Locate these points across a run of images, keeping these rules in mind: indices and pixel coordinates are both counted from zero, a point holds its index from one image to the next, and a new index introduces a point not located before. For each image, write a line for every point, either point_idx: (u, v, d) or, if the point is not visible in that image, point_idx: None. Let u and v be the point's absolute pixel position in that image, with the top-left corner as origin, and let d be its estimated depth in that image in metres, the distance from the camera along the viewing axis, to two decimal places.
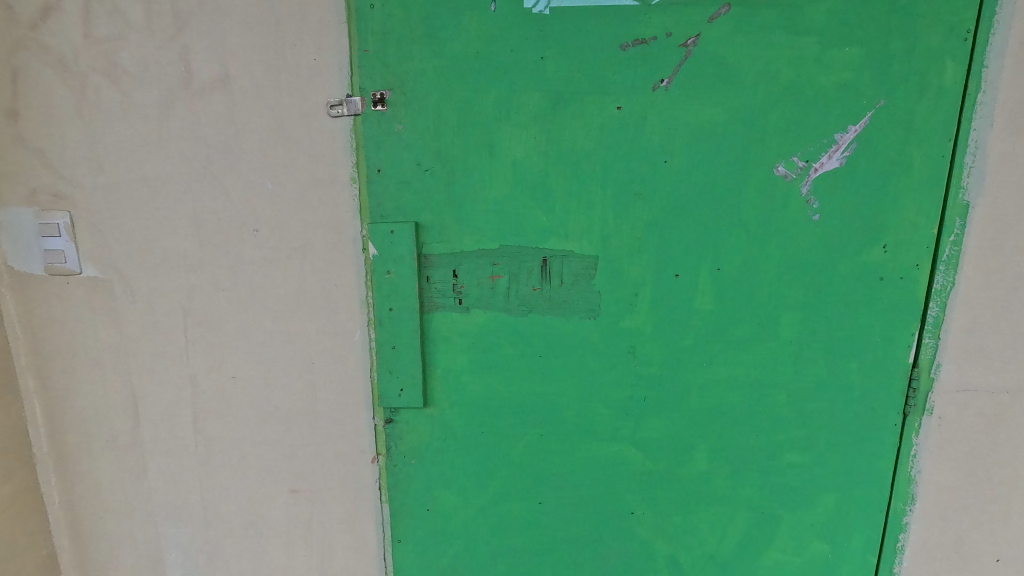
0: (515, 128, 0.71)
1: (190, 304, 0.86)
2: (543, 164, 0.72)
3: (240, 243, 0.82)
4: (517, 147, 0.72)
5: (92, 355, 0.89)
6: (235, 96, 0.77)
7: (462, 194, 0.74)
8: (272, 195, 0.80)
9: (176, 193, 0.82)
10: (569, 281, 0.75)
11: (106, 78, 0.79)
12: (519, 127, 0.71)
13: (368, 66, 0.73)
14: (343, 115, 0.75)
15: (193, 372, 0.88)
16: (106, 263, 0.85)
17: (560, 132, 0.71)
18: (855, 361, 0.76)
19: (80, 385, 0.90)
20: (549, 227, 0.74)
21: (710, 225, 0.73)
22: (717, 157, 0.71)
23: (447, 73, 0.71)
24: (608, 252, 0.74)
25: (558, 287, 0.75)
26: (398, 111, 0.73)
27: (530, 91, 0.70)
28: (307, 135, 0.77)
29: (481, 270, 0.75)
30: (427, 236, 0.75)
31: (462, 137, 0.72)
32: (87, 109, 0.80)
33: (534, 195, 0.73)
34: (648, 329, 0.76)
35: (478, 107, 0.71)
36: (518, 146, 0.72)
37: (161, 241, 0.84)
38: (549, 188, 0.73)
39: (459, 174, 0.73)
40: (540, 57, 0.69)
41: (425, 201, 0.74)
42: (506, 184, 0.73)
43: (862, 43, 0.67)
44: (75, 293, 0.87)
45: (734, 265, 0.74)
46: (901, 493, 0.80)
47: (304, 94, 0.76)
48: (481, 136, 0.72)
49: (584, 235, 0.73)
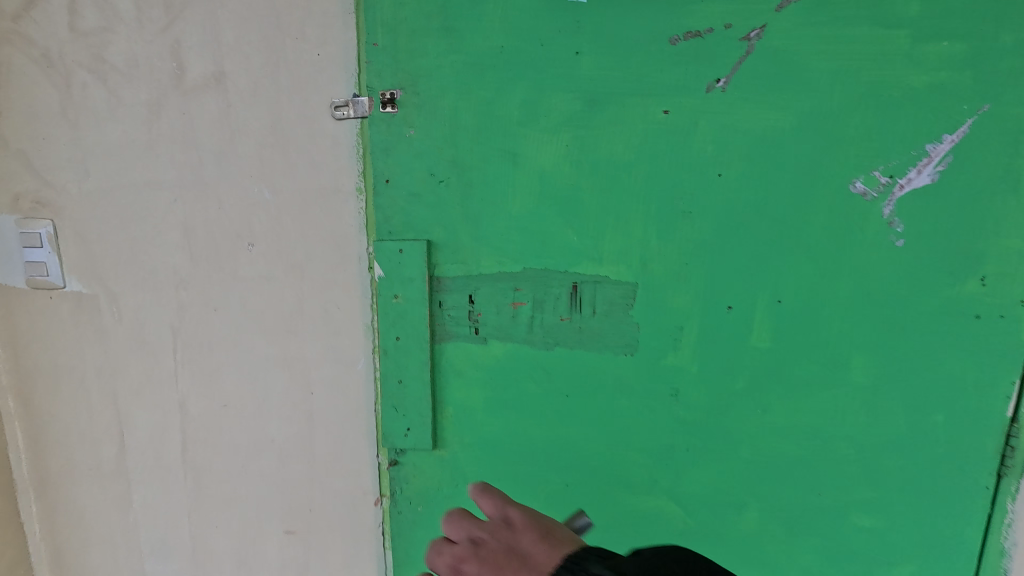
0: (544, 134, 0.61)
1: (179, 324, 0.78)
2: (575, 176, 0.62)
3: (233, 258, 0.74)
4: (545, 156, 0.62)
5: (75, 376, 0.82)
6: (232, 95, 0.69)
7: (481, 208, 0.64)
8: (269, 206, 0.71)
9: (166, 202, 0.74)
10: (603, 312, 0.65)
11: (93, 75, 0.71)
12: (548, 133, 0.61)
13: (378, 62, 0.64)
14: (348, 117, 0.67)
15: (182, 398, 0.80)
16: (90, 277, 0.78)
17: (596, 139, 0.61)
18: (937, 384, 0.64)
19: (62, 408, 0.83)
20: (580, 249, 0.63)
21: (771, 250, 0.62)
22: (782, 170, 0.60)
23: (467, 70, 0.61)
24: (649, 278, 0.63)
25: (590, 317, 0.65)
26: (409, 113, 0.64)
27: (563, 92, 0.60)
28: (309, 139, 0.69)
29: (501, 296, 0.66)
30: (439, 256, 0.66)
31: (482, 144, 0.62)
32: (72, 109, 0.73)
33: (564, 211, 0.63)
34: (692, 369, 0.65)
35: (502, 109, 0.61)
36: (547, 155, 0.62)
37: (150, 254, 0.76)
38: (582, 203, 0.62)
39: (478, 185, 0.63)
40: (576, 51, 0.60)
41: (438, 216, 0.65)
42: (532, 198, 0.63)
43: (963, 35, 0.56)
44: (58, 308, 0.80)
45: (798, 296, 0.63)
46: (992, 568, 0.68)
47: (306, 94, 0.68)
48: (504, 144, 0.62)
49: (621, 258, 0.63)
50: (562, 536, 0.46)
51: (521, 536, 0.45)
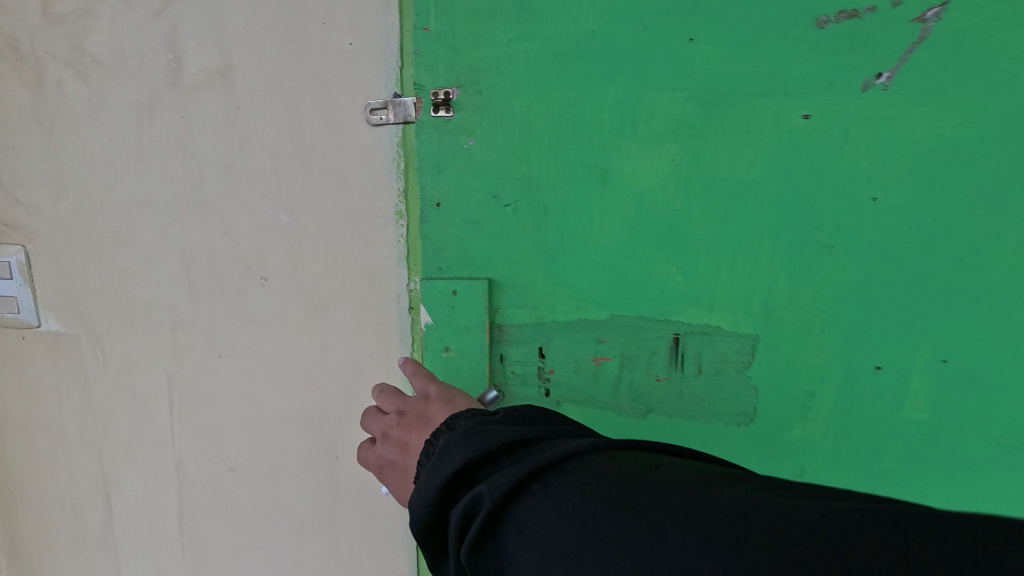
0: (642, 147, 0.48)
1: (175, 372, 0.64)
2: (683, 200, 0.48)
3: (242, 295, 0.61)
4: (643, 175, 0.48)
5: (53, 431, 0.68)
6: (242, 95, 0.56)
7: (558, 239, 0.50)
8: (287, 232, 0.58)
9: (160, 225, 0.60)
10: (712, 371, 0.51)
11: (70, 70, 0.58)
12: (650, 145, 0.47)
13: (429, 53, 0.50)
14: (387, 122, 0.54)
15: (179, 459, 0.67)
16: (70, 314, 0.64)
17: (712, 153, 0.47)
18: None
19: (37, 467, 0.70)
20: (686, 292, 0.50)
21: (940, 297, 0.47)
22: (962, 194, 0.45)
23: (543, 63, 0.47)
24: (772, 331, 0.50)
25: (694, 378, 0.52)
26: (467, 117, 0.50)
27: (670, 91, 0.46)
28: (338, 150, 0.56)
29: (581, 349, 0.52)
30: (503, 298, 0.52)
31: (562, 158, 0.49)
32: (46, 112, 0.59)
33: (666, 245, 0.49)
34: (823, 445, 0.52)
35: (589, 114, 0.48)
36: (647, 172, 0.48)
37: (141, 288, 0.62)
38: (690, 234, 0.49)
39: (555, 210, 0.50)
40: (689, 37, 0.45)
41: (502, 249, 0.51)
42: (624, 228, 0.49)
43: None
44: (33, 351, 0.66)
45: (973, 358, 0.48)
46: None
47: (334, 94, 0.55)
48: (590, 158, 0.48)
49: (739, 306, 0.49)
50: (460, 403, 0.45)
51: (431, 405, 0.44)
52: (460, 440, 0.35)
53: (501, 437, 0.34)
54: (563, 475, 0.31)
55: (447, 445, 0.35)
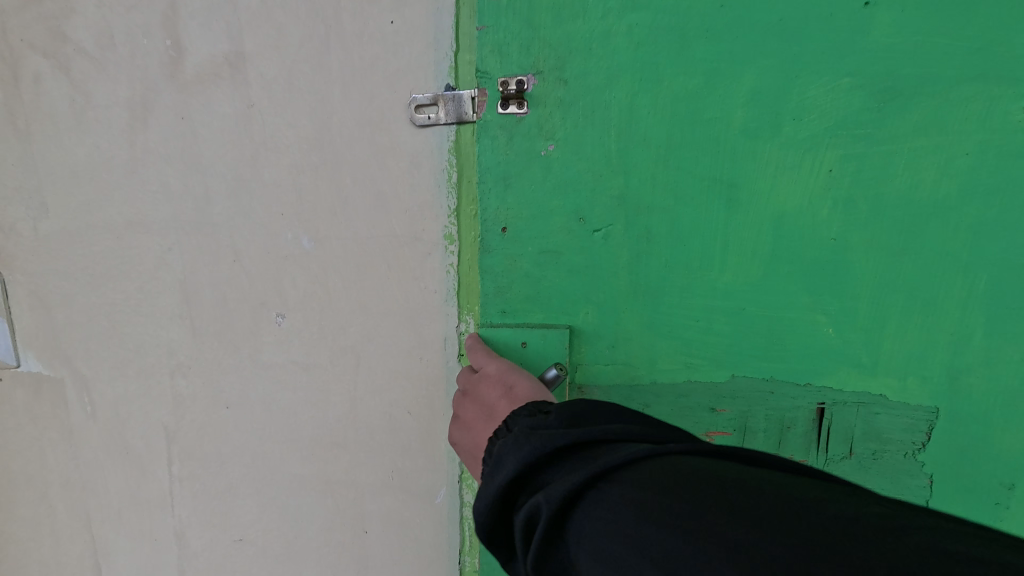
0: (789, 153, 0.38)
1: (175, 424, 0.53)
2: (842, 227, 0.38)
3: (255, 335, 0.50)
4: (789, 191, 0.38)
5: (36, 489, 0.58)
6: (256, 91, 0.45)
7: (662, 276, 0.41)
8: (311, 259, 0.47)
9: (156, 250, 0.50)
10: (867, 454, 0.42)
11: (49, 61, 0.47)
12: (797, 152, 0.37)
13: (500, 27, 0.40)
14: (437, 123, 0.43)
15: (180, 526, 0.56)
16: (54, 353, 0.54)
17: (889, 161, 0.37)
18: None
19: (20, 529, 0.60)
20: (829, 345, 0.40)
21: None
22: None
23: (652, 44, 0.38)
24: (950, 393, 0.39)
25: (845, 458, 0.42)
26: (547, 115, 0.40)
27: (835, 77, 0.36)
28: (374, 159, 0.44)
29: (695, 419, 0.43)
30: (586, 350, 0.43)
31: (679, 171, 0.39)
32: (24, 113, 0.49)
33: (814, 285, 0.39)
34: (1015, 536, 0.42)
35: (716, 110, 0.38)
36: (788, 189, 0.38)
37: (135, 325, 0.52)
38: (848, 270, 0.39)
39: (660, 238, 0.40)
40: (865, 0, 0.35)
41: (588, 286, 0.42)
42: (757, 262, 0.39)
43: None
44: (13, 395, 0.56)
45: None
46: None
47: (371, 87, 0.43)
48: (719, 170, 0.38)
49: (896, 361, 0.40)
50: (518, 387, 0.38)
51: (490, 385, 0.39)
52: (520, 436, 0.28)
53: (563, 432, 0.27)
54: (637, 481, 0.23)
55: (503, 448, 0.28)
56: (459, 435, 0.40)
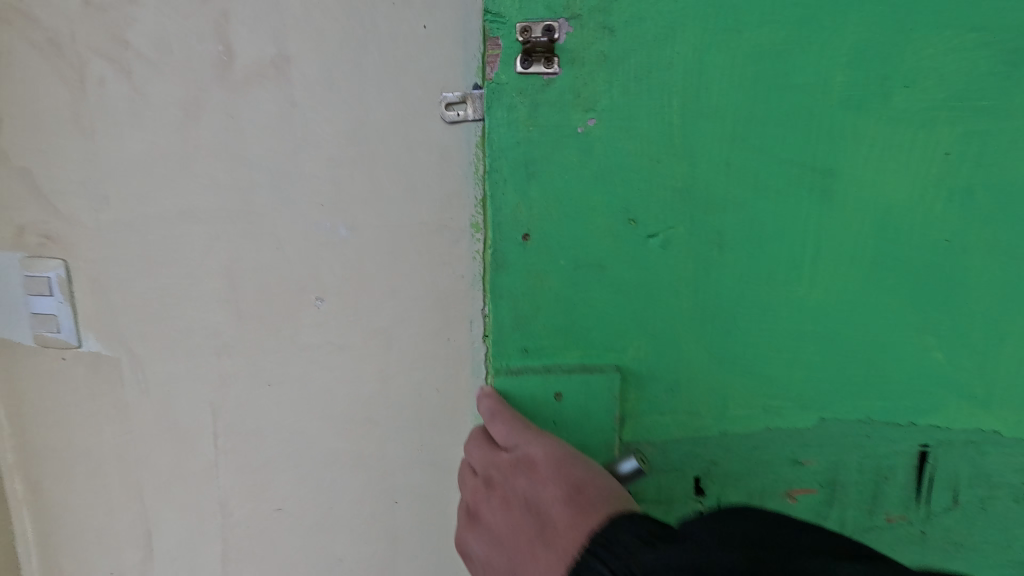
0: (892, 132, 0.44)
1: (220, 401, 0.57)
2: (941, 200, 0.45)
3: (294, 318, 0.53)
4: (894, 172, 0.45)
5: (92, 461, 0.63)
6: (298, 90, 0.48)
7: (744, 276, 0.46)
8: (347, 248, 0.50)
9: (205, 238, 0.54)
10: (966, 501, 0.51)
11: (112, 65, 0.52)
12: (902, 129, 0.44)
13: None
14: (465, 119, 0.46)
15: (223, 497, 0.60)
16: (110, 335, 0.58)
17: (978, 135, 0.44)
18: None
19: (75, 499, 0.64)
20: (891, 316, 0.47)
21: None
22: None
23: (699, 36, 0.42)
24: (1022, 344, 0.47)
25: (949, 498, 0.51)
26: (583, 76, 0.42)
27: (957, 35, 0.43)
28: (407, 153, 0.48)
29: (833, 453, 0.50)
30: (632, 389, 0.47)
31: (781, 162, 0.44)
32: (87, 112, 0.53)
33: (917, 258, 0.46)
34: None
35: (763, 100, 0.43)
36: (894, 182, 0.45)
37: (185, 309, 0.56)
38: (957, 243, 0.46)
39: (731, 245, 0.45)
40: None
41: (638, 313, 0.46)
42: (867, 239, 0.46)
43: None
44: (72, 373, 0.61)
45: None
46: None
47: (404, 86, 0.46)
48: (823, 158, 0.44)
49: (933, 319, 0.47)
50: (589, 489, 0.39)
51: (548, 488, 0.40)
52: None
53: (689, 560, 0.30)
54: None
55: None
56: (513, 528, 0.40)
